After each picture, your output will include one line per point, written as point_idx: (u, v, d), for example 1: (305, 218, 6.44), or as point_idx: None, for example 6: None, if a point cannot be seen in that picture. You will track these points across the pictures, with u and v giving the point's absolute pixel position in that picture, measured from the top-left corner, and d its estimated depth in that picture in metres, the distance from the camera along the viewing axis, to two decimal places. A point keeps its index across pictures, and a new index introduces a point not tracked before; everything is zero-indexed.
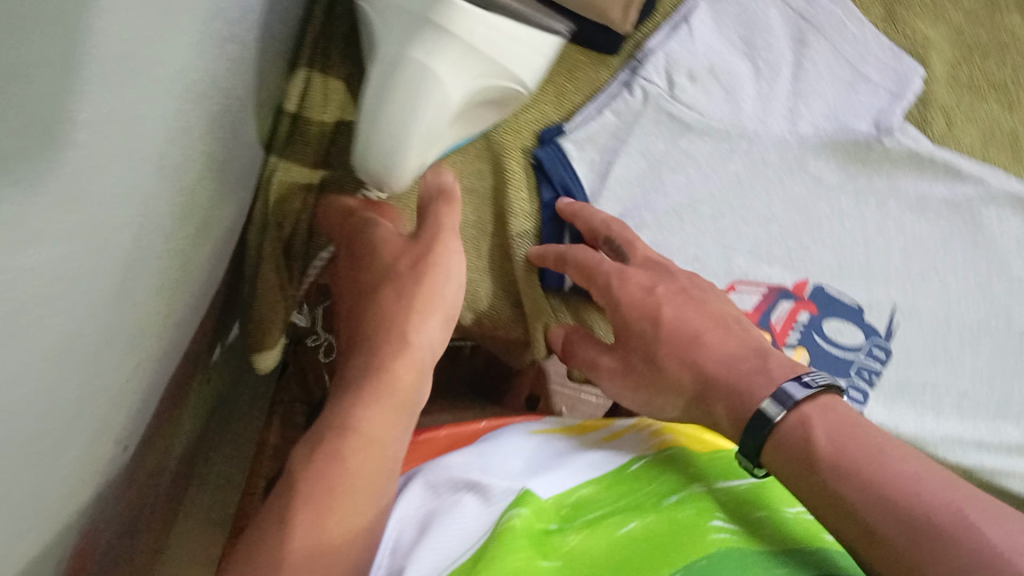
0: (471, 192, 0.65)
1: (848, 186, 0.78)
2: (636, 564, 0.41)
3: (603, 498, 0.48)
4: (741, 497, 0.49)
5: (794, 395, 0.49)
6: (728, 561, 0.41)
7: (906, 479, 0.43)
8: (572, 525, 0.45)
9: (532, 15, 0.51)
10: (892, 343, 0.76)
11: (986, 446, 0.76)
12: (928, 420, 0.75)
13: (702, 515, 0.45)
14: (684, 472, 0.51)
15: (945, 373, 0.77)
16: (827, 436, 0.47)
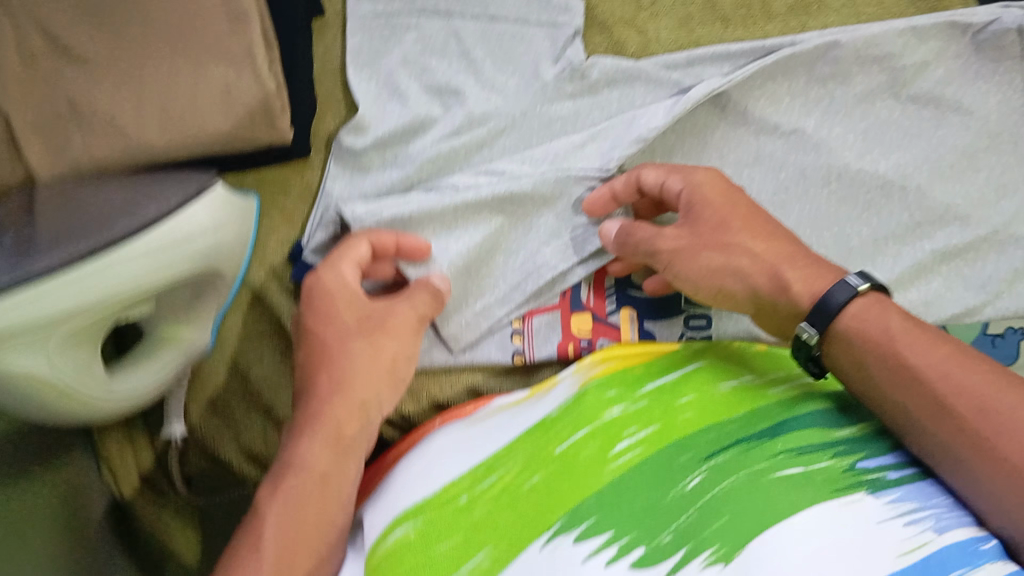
0: (260, 259, 0.61)
1: (777, 101, 0.58)
2: (532, 513, 0.45)
3: (528, 438, 0.50)
4: (676, 384, 0.50)
5: (838, 297, 0.46)
6: (639, 482, 0.44)
7: (948, 385, 0.42)
8: (495, 473, 0.48)
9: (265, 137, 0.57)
10: (842, 203, 0.58)
11: (978, 275, 0.57)
12: (903, 259, 0.57)
13: (627, 420, 0.48)
14: (624, 378, 0.52)
15: (949, 206, 0.57)
16: (884, 337, 0.44)
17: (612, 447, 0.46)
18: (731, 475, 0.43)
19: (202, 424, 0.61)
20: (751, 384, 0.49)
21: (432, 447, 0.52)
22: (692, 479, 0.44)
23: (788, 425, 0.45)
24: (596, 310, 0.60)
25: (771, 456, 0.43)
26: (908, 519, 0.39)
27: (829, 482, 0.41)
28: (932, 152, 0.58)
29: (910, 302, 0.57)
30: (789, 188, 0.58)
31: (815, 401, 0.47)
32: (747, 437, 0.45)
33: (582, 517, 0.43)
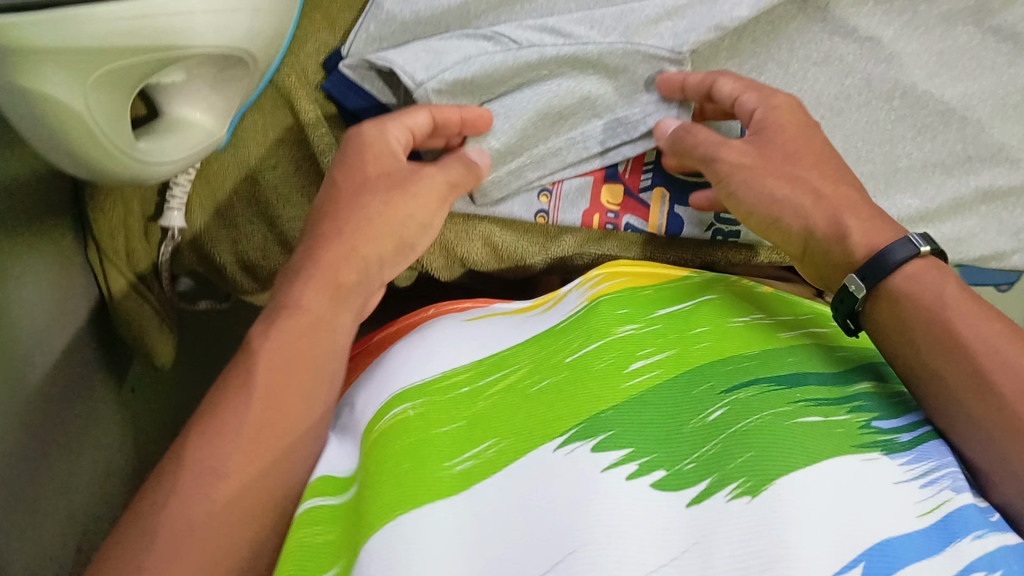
0: (295, 68, 0.57)
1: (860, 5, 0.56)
2: (535, 415, 0.40)
3: (533, 343, 0.46)
4: (685, 316, 0.46)
5: (897, 254, 0.43)
6: (653, 405, 0.39)
7: (986, 356, 0.38)
8: (498, 370, 0.44)
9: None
10: (898, 123, 0.56)
11: (1009, 226, 0.58)
12: (942, 194, 0.57)
13: (643, 340, 0.44)
14: (631, 298, 0.47)
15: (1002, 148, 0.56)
16: (934, 299, 0.41)
17: (625, 364, 0.42)
18: (754, 414, 0.38)
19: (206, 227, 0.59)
20: (763, 322, 0.46)
21: (427, 337, 0.48)
22: (712, 412, 0.39)
23: (799, 375, 0.40)
24: (631, 183, 0.58)
25: (789, 403, 0.38)
26: (925, 480, 0.36)
27: (849, 436, 0.37)
28: (1001, 88, 0.56)
29: (943, 235, 0.57)
30: (851, 96, 0.56)
31: (824, 355, 0.43)
32: (762, 377, 0.40)
33: (597, 429, 0.38)
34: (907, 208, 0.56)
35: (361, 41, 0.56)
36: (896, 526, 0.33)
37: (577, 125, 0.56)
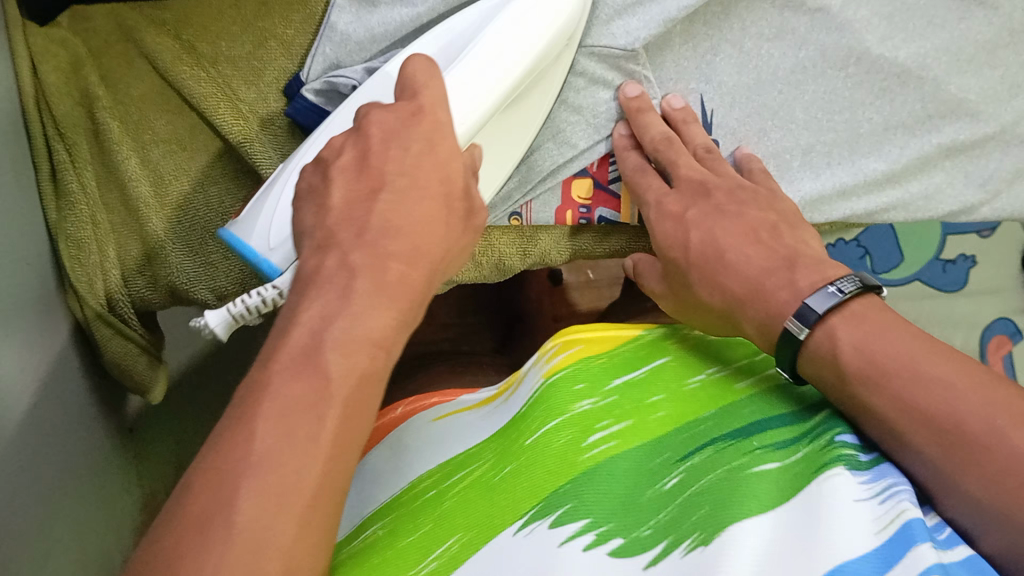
0: (238, 104, 0.57)
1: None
2: (512, 502, 0.48)
3: (493, 438, 0.55)
4: (643, 380, 0.54)
5: (818, 309, 0.44)
6: (610, 477, 0.47)
7: (932, 405, 0.39)
8: (462, 471, 0.54)
9: None
10: (854, 93, 0.57)
11: (972, 181, 0.59)
12: (901, 153, 0.57)
13: (599, 413, 0.51)
14: (592, 368, 0.55)
15: (954, 107, 0.57)
16: (854, 350, 0.42)
17: (586, 438, 0.49)
18: (709, 474, 0.44)
19: (159, 247, 0.58)
20: (719, 376, 0.53)
21: (398, 451, 0.61)
22: (670, 479, 0.46)
23: (762, 422, 0.47)
24: (599, 175, 0.59)
25: (746, 453, 0.44)
26: (882, 497, 0.39)
27: (808, 467, 0.42)
28: (954, 44, 0.56)
29: (911, 193, 0.58)
30: (807, 67, 0.56)
31: (783, 399, 0.49)
32: (720, 436, 0.47)
33: (557, 505, 0.46)
34: (872, 172, 0.57)
35: (317, 63, 0.57)
36: (844, 552, 0.35)
37: (560, 133, 0.57)
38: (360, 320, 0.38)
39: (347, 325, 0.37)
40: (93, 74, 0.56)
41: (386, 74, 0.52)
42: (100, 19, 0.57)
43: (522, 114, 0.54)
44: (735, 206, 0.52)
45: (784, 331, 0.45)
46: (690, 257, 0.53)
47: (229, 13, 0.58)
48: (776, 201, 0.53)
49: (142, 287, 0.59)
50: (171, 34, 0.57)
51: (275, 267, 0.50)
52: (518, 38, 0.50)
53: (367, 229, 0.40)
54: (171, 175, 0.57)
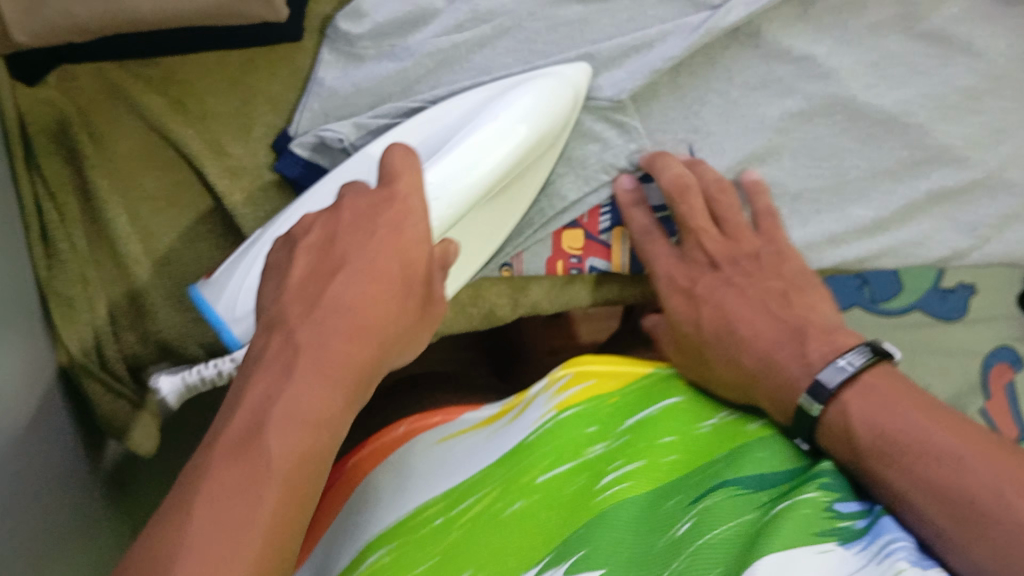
0: (232, 167, 0.58)
1: (788, 28, 0.56)
2: (517, 541, 0.48)
3: (498, 466, 0.53)
4: (653, 421, 0.50)
5: (829, 385, 0.45)
6: (619, 526, 0.45)
7: (948, 477, 0.39)
8: (467, 500, 0.52)
9: (244, 19, 0.53)
10: (840, 143, 0.57)
11: (963, 226, 0.59)
12: (889, 201, 0.58)
13: (612, 456, 0.50)
14: (599, 409, 0.54)
15: (939, 152, 0.57)
16: (866, 425, 0.42)
17: (598, 481, 0.48)
18: (720, 526, 0.41)
19: (148, 301, 0.58)
20: (733, 419, 0.50)
21: (404, 471, 0.57)
22: (682, 526, 0.43)
23: (770, 475, 0.44)
24: (590, 226, 0.59)
25: (757, 506, 0.43)
26: (880, 559, 0.37)
27: (809, 522, 0.39)
28: (937, 91, 0.57)
29: (900, 240, 0.58)
30: (795, 116, 0.57)
31: (800, 449, 0.46)
32: (735, 482, 0.44)
33: (567, 554, 0.45)
34: (860, 220, 0.58)
35: (306, 118, 0.57)
36: None
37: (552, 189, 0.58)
38: (300, 397, 0.37)
39: (287, 404, 0.37)
40: (82, 133, 0.56)
41: (368, 153, 0.54)
42: (88, 79, 0.56)
43: (501, 210, 0.55)
44: (741, 280, 0.55)
45: (799, 407, 0.46)
46: (703, 333, 0.53)
47: (217, 70, 0.58)
48: (779, 264, 0.55)
49: (133, 342, 0.60)
50: (159, 91, 0.57)
51: (236, 336, 0.53)
52: (503, 131, 0.51)
53: (317, 305, 0.41)
54: (161, 234, 0.58)
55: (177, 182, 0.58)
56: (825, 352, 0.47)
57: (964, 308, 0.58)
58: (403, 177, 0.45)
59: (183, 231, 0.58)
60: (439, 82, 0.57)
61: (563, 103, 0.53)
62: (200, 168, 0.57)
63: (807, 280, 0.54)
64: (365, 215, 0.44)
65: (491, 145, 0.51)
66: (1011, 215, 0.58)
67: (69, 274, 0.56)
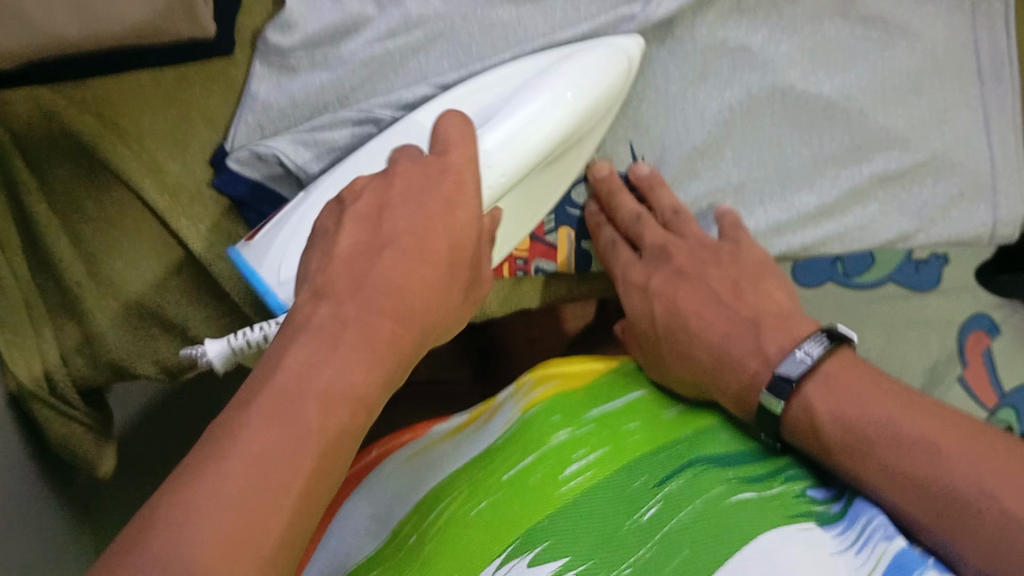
0: (173, 186, 0.57)
1: (730, 20, 0.55)
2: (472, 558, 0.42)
3: (466, 470, 0.48)
4: (611, 414, 0.49)
5: (791, 376, 0.43)
6: (588, 512, 0.43)
7: (928, 470, 0.39)
8: (437, 505, 0.47)
9: (167, 35, 0.53)
10: (782, 133, 0.57)
11: (908, 209, 0.58)
12: (831, 188, 0.57)
13: (575, 443, 0.46)
14: (571, 399, 0.50)
15: (881, 136, 0.57)
16: (833, 419, 0.42)
17: (562, 471, 0.45)
18: (687, 505, 0.41)
19: (95, 327, 0.57)
20: (697, 405, 0.50)
21: (375, 490, 0.51)
22: (647, 509, 0.42)
23: (728, 457, 0.45)
24: (536, 230, 0.58)
25: (723, 482, 0.43)
26: (858, 545, 0.39)
27: (784, 507, 0.41)
28: (878, 74, 0.56)
29: (844, 226, 0.58)
30: (736, 109, 0.56)
31: (738, 433, 0.47)
32: (699, 463, 0.44)
33: (535, 540, 0.42)
34: (803, 207, 0.57)
35: (243, 133, 0.57)
36: None
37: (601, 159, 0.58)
38: (346, 372, 0.34)
39: (332, 378, 0.34)
40: (15, 157, 0.54)
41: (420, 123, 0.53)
42: (21, 104, 0.53)
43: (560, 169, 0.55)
44: (695, 271, 0.53)
45: (760, 407, 0.44)
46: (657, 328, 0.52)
47: (149, 88, 0.57)
48: (737, 253, 0.53)
49: (81, 365, 0.59)
50: (91, 114, 0.55)
51: (282, 300, 0.50)
52: (555, 100, 0.51)
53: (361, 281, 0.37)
54: (107, 258, 0.57)
55: (113, 208, 0.57)
56: (783, 344, 0.45)
57: (938, 277, 0.59)
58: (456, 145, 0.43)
59: (122, 254, 0.57)
60: (375, 91, 0.57)
61: (619, 70, 0.53)
62: (138, 189, 0.56)
63: (763, 263, 0.52)
64: (416, 189, 0.40)
65: (552, 112, 0.51)
66: (958, 196, 0.59)
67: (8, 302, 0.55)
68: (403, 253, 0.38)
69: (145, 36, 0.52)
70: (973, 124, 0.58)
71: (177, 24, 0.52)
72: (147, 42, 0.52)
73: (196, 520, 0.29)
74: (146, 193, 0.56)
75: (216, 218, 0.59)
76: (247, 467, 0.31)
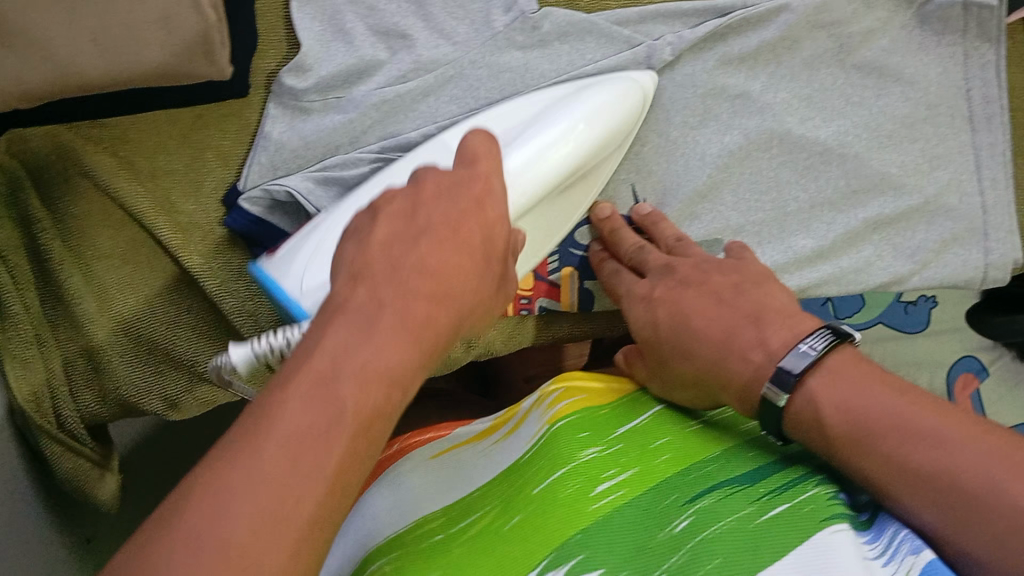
0: (188, 225, 0.59)
1: (728, 69, 0.58)
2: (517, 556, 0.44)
3: (496, 484, 0.50)
4: (641, 429, 0.50)
5: (794, 370, 0.43)
6: (621, 528, 0.44)
7: (934, 464, 0.39)
8: (468, 516, 0.48)
9: (185, 77, 0.53)
10: (780, 176, 0.59)
11: (903, 251, 0.59)
12: (828, 230, 0.59)
13: (607, 461, 0.47)
14: (597, 419, 0.50)
15: (874, 178, 0.59)
16: (839, 409, 0.42)
17: (593, 488, 0.45)
18: (720, 520, 0.42)
19: (106, 361, 0.58)
20: (718, 422, 0.51)
21: (399, 489, 0.52)
22: (681, 522, 0.43)
23: (757, 471, 0.45)
24: (540, 268, 0.59)
25: (753, 500, 0.43)
26: (889, 555, 0.38)
27: (816, 512, 0.41)
28: (874, 121, 0.59)
29: (843, 268, 0.59)
30: (736, 152, 0.58)
31: (760, 450, 0.47)
32: (730, 480, 0.45)
33: (567, 555, 0.42)
34: (802, 248, 0.58)
35: (255, 173, 0.58)
36: None
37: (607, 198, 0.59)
38: (378, 359, 0.32)
39: (369, 357, 0.31)
40: (32, 196, 0.57)
41: (443, 141, 0.55)
42: (37, 141, 0.57)
43: (569, 203, 0.56)
44: (697, 279, 0.52)
45: (765, 398, 0.44)
46: (660, 334, 0.52)
47: (166, 129, 0.59)
48: (738, 266, 0.52)
49: (90, 400, 0.60)
50: (108, 151, 0.58)
51: (305, 310, 0.50)
52: (566, 129, 0.53)
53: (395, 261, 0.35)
54: (117, 292, 0.58)
55: (127, 242, 0.59)
56: (787, 337, 0.45)
57: (925, 320, 0.66)
58: (482, 162, 0.40)
59: (134, 289, 0.58)
60: (386, 132, 0.58)
61: (635, 101, 0.55)
62: (152, 228, 0.57)
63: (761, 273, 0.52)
64: (449, 184, 0.38)
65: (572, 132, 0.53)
66: (951, 239, 0.60)
67: (25, 335, 0.56)
68: (437, 237, 0.36)
69: (165, 77, 0.52)
70: (965, 170, 0.60)
71: (197, 66, 0.53)
72: (166, 82, 0.53)
73: (246, 482, 0.28)
74: (162, 231, 0.57)
75: (227, 256, 0.59)
76: (276, 455, 0.29)
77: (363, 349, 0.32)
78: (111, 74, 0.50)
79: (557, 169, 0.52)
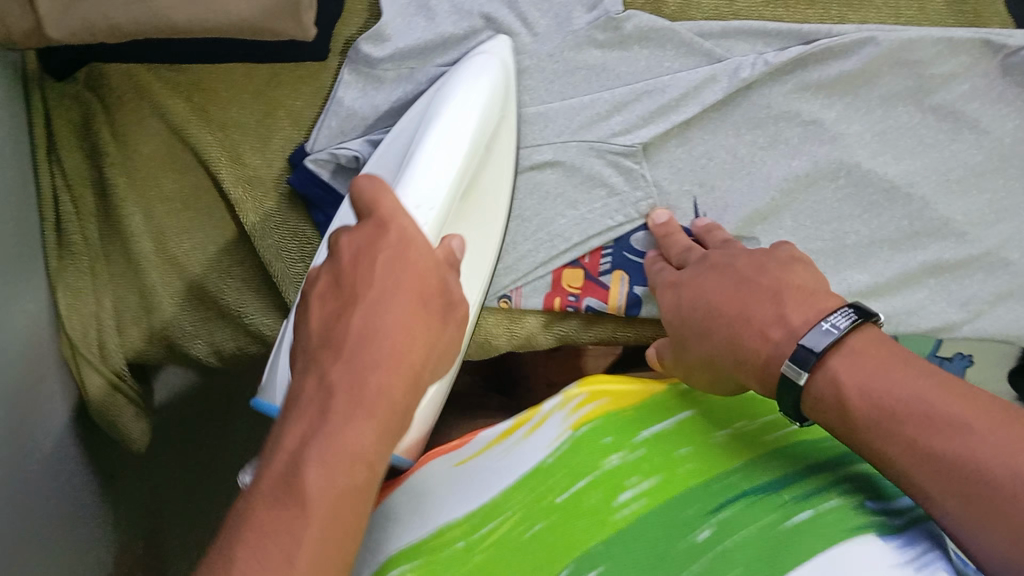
0: (254, 179, 0.59)
1: (802, 96, 0.58)
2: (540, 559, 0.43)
3: (520, 484, 0.47)
4: (664, 437, 0.49)
5: (815, 347, 0.42)
6: (641, 536, 0.43)
7: (958, 454, 0.36)
8: (489, 522, 0.46)
9: (271, 33, 0.53)
10: (845, 209, 0.58)
11: (958, 299, 0.59)
12: (881, 268, 0.58)
13: (629, 468, 0.46)
14: (622, 422, 0.49)
15: (937, 222, 0.58)
16: (861, 393, 0.40)
17: (613, 498, 0.44)
18: (742, 529, 0.41)
19: (155, 300, 0.59)
20: (746, 430, 0.49)
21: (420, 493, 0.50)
22: (702, 531, 0.42)
23: (780, 484, 0.44)
24: (591, 266, 0.59)
25: (776, 511, 0.42)
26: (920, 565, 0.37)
27: (841, 525, 0.40)
28: (943, 164, 0.59)
29: (893, 308, 0.58)
30: (801, 177, 0.58)
31: (788, 460, 0.46)
32: (755, 490, 0.44)
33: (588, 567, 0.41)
34: (856, 283, 0.58)
35: (323, 136, 0.59)
36: None
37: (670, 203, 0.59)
38: (350, 426, 0.34)
39: (349, 437, 0.34)
40: (105, 129, 0.58)
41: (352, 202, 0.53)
42: (117, 77, 0.58)
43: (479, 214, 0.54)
44: (726, 263, 0.51)
45: (783, 375, 0.43)
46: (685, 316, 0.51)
47: (242, 81, 0.60)
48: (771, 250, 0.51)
49: (136, 338, 0.60)
50: (183, 96, 0.59)
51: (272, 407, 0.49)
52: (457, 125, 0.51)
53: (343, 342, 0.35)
54: (175, 236, 0.59)
55: (191, 187, 0.59)
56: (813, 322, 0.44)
57: None
58: (385, 202, 0.38)
59: (192, 234, 0.59)
60: None
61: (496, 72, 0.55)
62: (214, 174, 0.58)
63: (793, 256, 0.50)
64: (368, 253, 0.37)
65: (448, 136, 0.50)
66: (1006, 293, 0.59)
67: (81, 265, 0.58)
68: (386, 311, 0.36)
69: (248, 31, 0.52)
70: None
71: (285, 27, 0.53)
72: (251, 37, 0.53)
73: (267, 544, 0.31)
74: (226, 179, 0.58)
75: (285, 209, 0.59)
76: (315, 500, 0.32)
77: (317, 435, 0.33)
78: (196, 23, 0.50)
79: (448, 179, 0.49)
